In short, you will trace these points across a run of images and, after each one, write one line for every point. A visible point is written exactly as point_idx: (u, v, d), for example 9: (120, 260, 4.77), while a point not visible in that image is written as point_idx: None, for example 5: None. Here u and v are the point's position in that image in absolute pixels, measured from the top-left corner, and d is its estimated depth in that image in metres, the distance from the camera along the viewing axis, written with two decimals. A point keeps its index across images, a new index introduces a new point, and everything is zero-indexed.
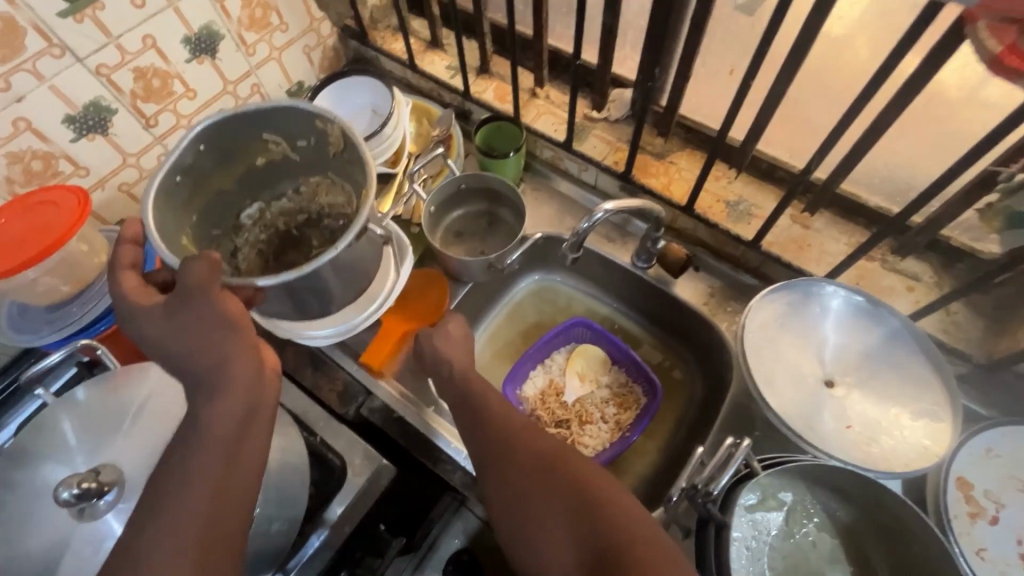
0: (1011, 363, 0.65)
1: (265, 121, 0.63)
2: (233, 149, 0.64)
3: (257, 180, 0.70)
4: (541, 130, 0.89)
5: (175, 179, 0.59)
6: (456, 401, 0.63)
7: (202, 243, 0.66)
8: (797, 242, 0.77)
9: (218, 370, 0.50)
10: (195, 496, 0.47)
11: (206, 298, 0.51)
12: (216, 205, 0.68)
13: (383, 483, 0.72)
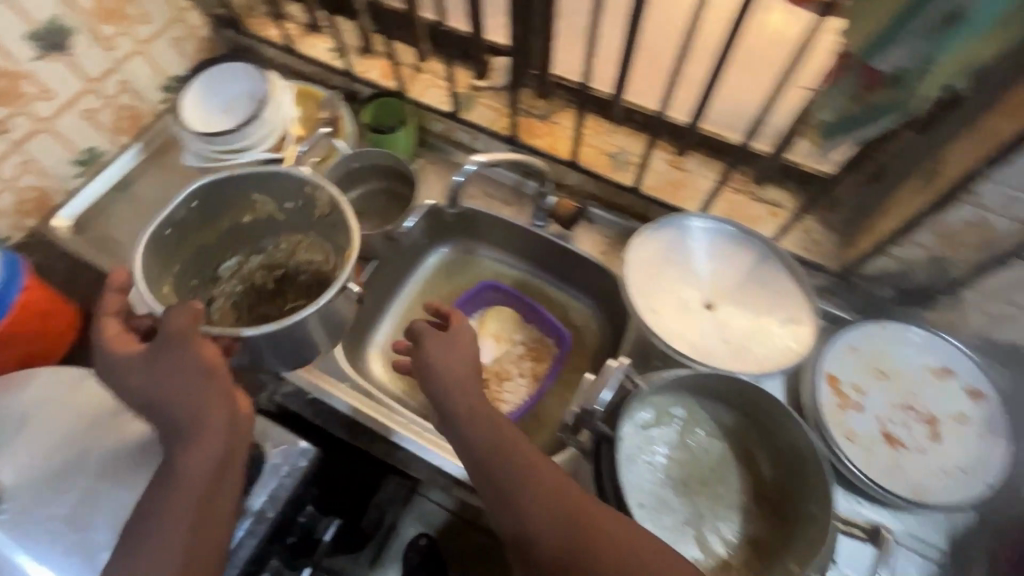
0: (858, 267, 0.74)
1: (256, 184, 0.73)
2: (223, 208, 0.75)
3: (241, 236, 0.79)
4: (429, 104, 0.90)
5: (165, 230, 0.70)
6: (450, 406, 0.58)
7: (180, 292, 0.74)
8: (674, 184, 0.82)
9: (195, 420, 0.52)
10: (172, 539, 0.48)
11: (187, 348, 0.54)
12: (197, 258, 0.76)
13: (304, 466, 0.72)
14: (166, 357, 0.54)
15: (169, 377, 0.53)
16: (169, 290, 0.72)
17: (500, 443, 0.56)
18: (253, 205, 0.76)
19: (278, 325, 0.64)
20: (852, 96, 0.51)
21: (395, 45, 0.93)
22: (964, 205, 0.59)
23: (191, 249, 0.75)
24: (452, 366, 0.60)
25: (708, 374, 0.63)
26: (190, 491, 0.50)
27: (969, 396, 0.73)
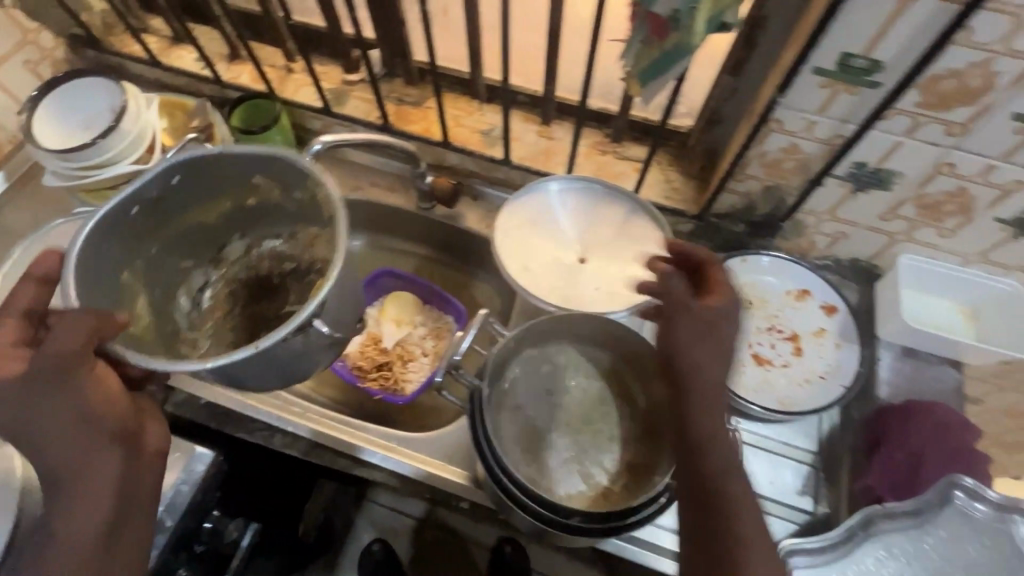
0: (713, 207, 0.79)
1: (258, 166, 0.62)
2: (220, 189, 0.65)
3: (245, 221, 0.71)
4: (302, 102, 0.91)
5: (132, 211, 0.60)
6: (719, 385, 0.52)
7: (164, 273, 0.68)
8: (544, 153, 0.87)
9: (77, 472, 0.48)
10: None
11: (75, 384, 0.48)
12: (194, 237, 0.69)
13: (201, 471, 0.71)
14: (44, 395, 0.48)
15: (49, 422, 0.48)
16: (138, 275, 0.64)
17: (707, 445, 0.50)
18: (257, 188, 0.66)
19: (258, 347, 0.51)
20: (648, 44, 0.56)
21: (262, 49, 0.93)
22: (775, 134, 0.65)
23: (180, 231, 0.68)
24: (708, 354, 0.52)
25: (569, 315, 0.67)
26: (79, 547, 0.47)
27: (825, 312, 0.80)
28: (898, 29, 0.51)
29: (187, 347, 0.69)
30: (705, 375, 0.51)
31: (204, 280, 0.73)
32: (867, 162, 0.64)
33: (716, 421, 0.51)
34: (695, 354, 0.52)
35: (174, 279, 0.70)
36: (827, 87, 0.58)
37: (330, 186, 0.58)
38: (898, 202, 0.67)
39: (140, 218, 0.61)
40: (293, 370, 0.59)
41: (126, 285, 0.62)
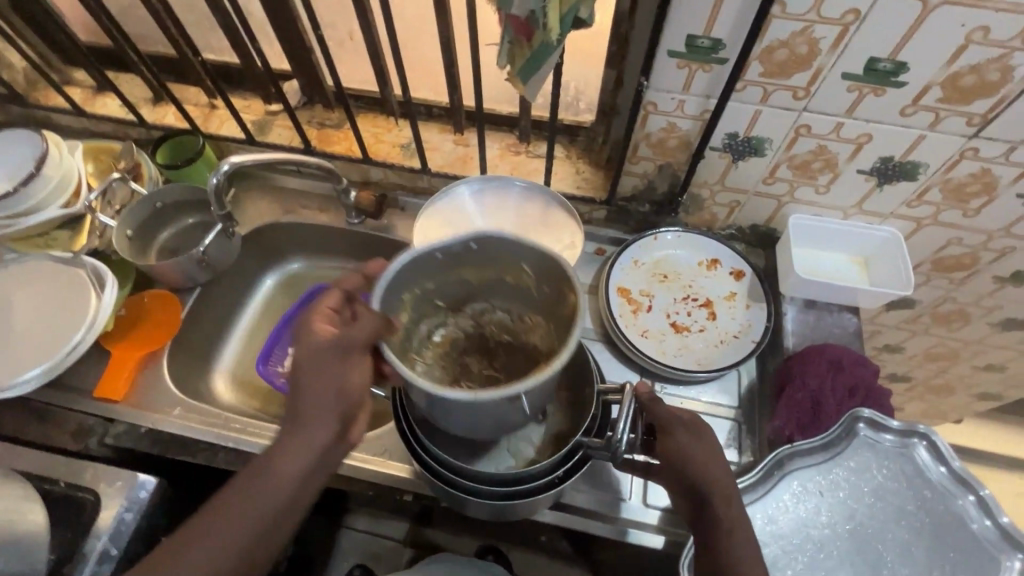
0: (619, 191, 0.85)
1: (535, 260, 0.57)
2: (486, 262, 0.60)
3: (480, 290, 0.65)
4: (226, 135, 0.95)
5: (435, 255, 0.56)
6: (717, 476, 0.56)
7: (416, 308, 0.62)
8: (462, 158, 0.91)
9: (299, 437, 0.53)
10: (234, 539, 0.50)
11: (350, 363, 0.55)
12: (455, 289, 0.64)
13: (145, 497, 0.72)
14: (326, 360, 0.54)
15: (312, 380, 0.54)
16: (411, 300, 0.60)
17: (723, 532, 0.54)
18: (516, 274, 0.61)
19: (496, 394, 0.49)
20: (518, 45, 0.63)
21: (184, 90, 0.98)
22: (653, 116, 0.71)
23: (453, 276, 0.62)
24: (699, 451, 0.57)
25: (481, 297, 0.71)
26: (260, 510, 0.52)
27: (733, 277, 0.85)
28: (725, 10, 0.58)
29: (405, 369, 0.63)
30: (705, 474, 0.56)
31: (436, 317, 0.66)
32: (736, 132, 0.70)
33: (729, 512, 0.55)
34: (690, 457, 0.57)
35: (424, 308, 0.63)
36: (684, 68, 0.64)
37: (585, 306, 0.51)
38: (774, 165, 0.73)
39: (438, 264, 0.57)
40: (490, 423, 0.55)
41: (398, 306, 0.58)
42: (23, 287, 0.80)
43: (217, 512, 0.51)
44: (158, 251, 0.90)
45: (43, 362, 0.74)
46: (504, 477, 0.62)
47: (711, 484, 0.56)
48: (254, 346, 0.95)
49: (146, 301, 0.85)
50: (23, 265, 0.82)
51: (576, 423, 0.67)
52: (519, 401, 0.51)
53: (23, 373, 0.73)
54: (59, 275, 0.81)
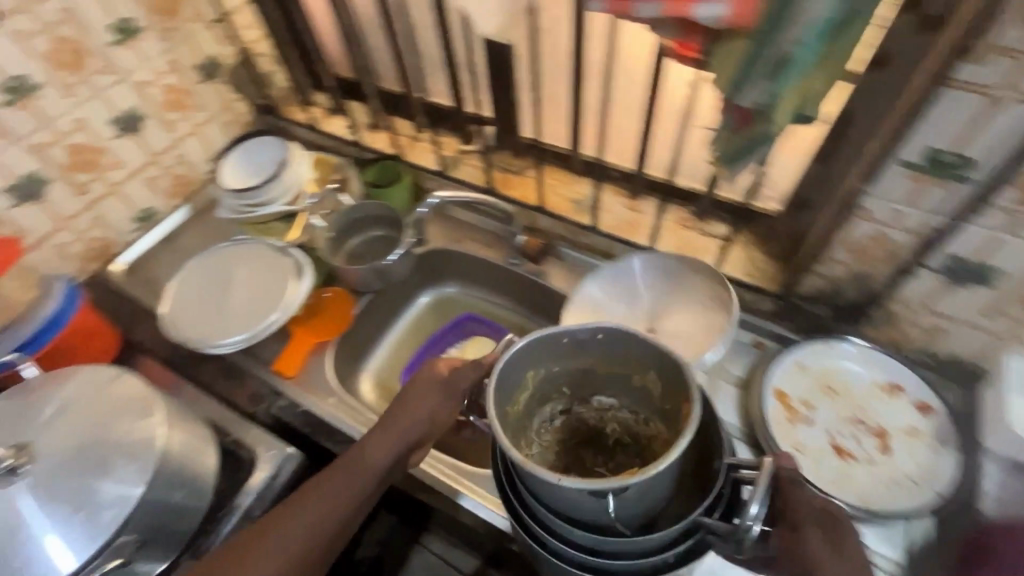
0: (794, 288, 0.81)
1: (657, 360, 0.61)
2: (615, 357, 0.65)
3: (607, 384, 0.69)
4: (425, 164, 1.08)
5: (563, 339, 0.62)
6: None
7: (544, 389, 0.69)
8: (630, 223, 0.93)
9: (387, 441, 0.67)
10: (330, 509, 0.64)
11: (449, 401, 0.70)
12: (582, 380, 0.69)
13: (289, 469, 0.79)
14: (432, 391, 0.70)
15: (416, 402, 0.69)
16: (534, 380, 0.67)
17: None
18: (642, 376, 0.65)
19: (588, 486, 0.50)
20: (731, 132, 0.63)
21: (393, 120, 1.09)
22: (860, 220, 0.67)
23: (583, 369, 0.68)
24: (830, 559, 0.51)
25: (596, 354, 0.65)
26: (351, 491, 0.65)
27: (919, 411, 0.75)
28: (985, 130, 0.53)
29: (525, 444, 0.70)
30: None
31: (562, 401, 0.72)
32: (963, 255, 0.63)
33: None
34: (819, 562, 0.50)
35: (548, 390, 0.70)
36: (913, 180, 0.60)
37: (693, 407, 0.55)
38: (1004, 299, 0.64)
39: (566, 347, 0.64)
40: (573, 506, 0.55)
41: (522, 383, 0.65)
42: (242, 264, 0.95)
43: (325, 485, 0.65)
44: (346, 256, 1.01)
45: (241, 333, 0.87)
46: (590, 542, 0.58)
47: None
48: (398, 358, 1.02)
49: (327, 295, 0.96)
50: (247, 246, 0.97)
51: (694, 501, 0.59)
52: (604, 498, 0.52)
53: (225, 339, 0.86)
54: (271, 260, 0.95)
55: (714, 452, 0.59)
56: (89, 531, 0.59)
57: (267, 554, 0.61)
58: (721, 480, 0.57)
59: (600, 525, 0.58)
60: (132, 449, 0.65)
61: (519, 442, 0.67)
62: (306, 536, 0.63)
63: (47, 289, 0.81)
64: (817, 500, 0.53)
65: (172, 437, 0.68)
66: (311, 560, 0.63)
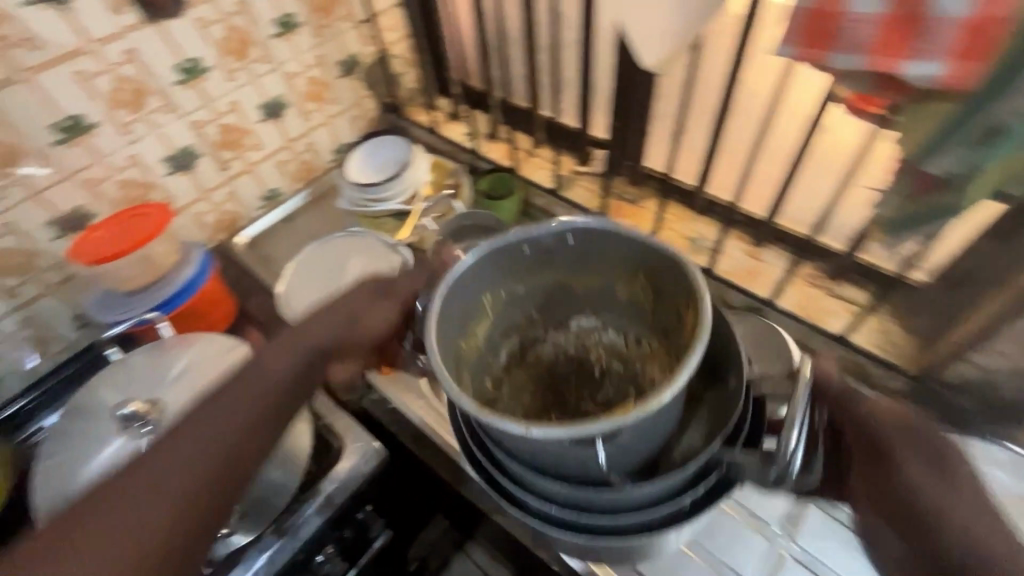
0: (936, 372, 0.72)
1: (639, 257, 0.52)
2: (588, 261, 0.55)
3: (582, 301, 0.61)
4: (538, 180, 1.06)
5: (523, 248, 0.53)
6: (964, 523, 0.41)
7: (507, 313, 0.59)
8: (750, 271, 0.87)
9: (289, 347, 0.60)
10: (244, 414, 0.56)
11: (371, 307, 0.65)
12: (555, 300, 0.60)
13: (373, 465, 0.81)
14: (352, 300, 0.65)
15: (325, 314, 0.63)
16: (492, 303, 0.57)
17: None
18: (630, 281, 0.55)
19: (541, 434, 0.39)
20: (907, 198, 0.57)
21: (515, 133, 1.11)
22: None
23: (552, 284, 0.58)
24: (928, 479, 0.44)
25: (564, 255, 0.55)
26: (262, 398, 0.58)
27: None
28: None
29: (489, 383, 0.58)
30: (946, 510, 0.42)
31: (532, 329, 0.63)
32: None
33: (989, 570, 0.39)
34: (914, 479, 0.44)
35: (512, 316, 0.60)
36: None
37: (704, 318, 0.44)
38: None
39: (528, 257, 0.54)
40: (551, 458, 0.45)
41: (478, 309, 0.55)
42: (353, 258, 0.98)
43: (229, 393, 0.57)
44: None
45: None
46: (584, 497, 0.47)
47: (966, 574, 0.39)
48: None
49: None
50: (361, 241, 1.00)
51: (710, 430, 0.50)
52: (592, 446, 0.41)
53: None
54: (381, 257, 0.97)
55: (729, 360, 0.51)
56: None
57: (179, 470, 0.52)
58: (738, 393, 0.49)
59: (566, 477, 0.46)
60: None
61: (481, 387, 0.56)
62: (223, 447, 0.54)
63: (187, 254, 0.88)
64: (895, 408, 0.48)
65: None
66: (226, 475, 0.54)
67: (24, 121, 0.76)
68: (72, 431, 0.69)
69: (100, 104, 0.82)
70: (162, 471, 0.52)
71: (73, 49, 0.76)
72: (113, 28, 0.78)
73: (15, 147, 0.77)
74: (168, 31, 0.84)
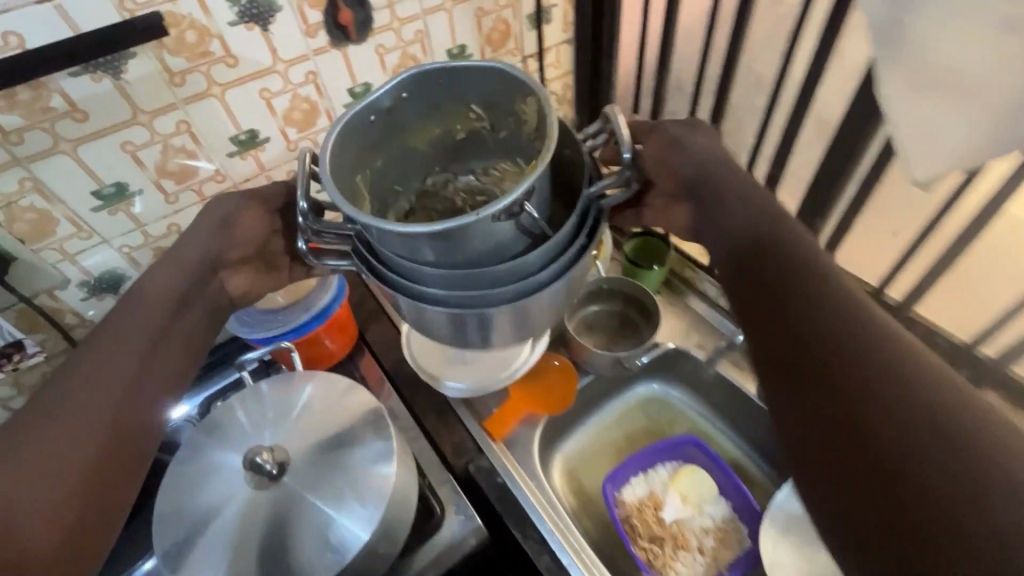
0: None
1: (473, 87, 0.65)
2: (434, 105, 0.67)
3: (443, 151, 0.74)
4: (689, 252, 0.96)
5: (369, 117, 0.62)
6: (745, 184, 0.56)
7: (375, 189, 0.70)
8: None
9: (179, 259, 0.64)
10: (130, 349, 0.58)
11: (250, 218, 0.67)
12: (401, 164, 0.71)
13: (471, 544, 0.74)
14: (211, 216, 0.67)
15: (187, 242, 0.65)
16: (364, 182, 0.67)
17: (811, 282, 0.49)
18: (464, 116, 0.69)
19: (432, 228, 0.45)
20: None
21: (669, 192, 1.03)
22: None
23: (399, 151, 0.70)
24: (701, 147, 0.59)
25: (381, 128, 0.65)
26: (133, 327, 0.59)
27: None
28: None
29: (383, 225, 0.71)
30: (711, 160, 0.58)
31: (402, 198, 0.75)
32: None
33: (786, 255, 0.51)
34: (691, 143, 0.59)
35: (382, 195, 0.72)
36: None
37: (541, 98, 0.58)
38: None
39: (373, 125, 0.63)
40: (481, 255, 0.51)
41: (355, 187, 0.65)
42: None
43: (104, 335, 0.59)
44: (576, 321, 0.95)
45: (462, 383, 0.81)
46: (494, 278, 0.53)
47: (842, 338, 0.45)
48: (596, 448, 0.92)
49: (553, 366, 0.88)
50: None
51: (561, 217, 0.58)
52: (450, 237, 0.48)
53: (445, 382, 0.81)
54: None
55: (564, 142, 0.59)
56: (314, 560, 0.63)
57: (77, 397, 0.55)
58: (589, 156, 0.57)
59: (473, 261, 0.52)
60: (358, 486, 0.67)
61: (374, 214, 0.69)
62: (113, 388, 0.56)
63: (325, 277, 0.84)
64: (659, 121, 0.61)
65: (397, 484, 0.68)
66: (144, 408, 0.58)
67: (208, 131, 0.77)
68: (198, 454, 0.71)
69: (275, 121, 0.82)
70: (65, 406, 0.54)
71: (263, 68, 0.76)
72: (303, 49, 0.78)
73: (195, 155, 0.78)
74: (350, 55, 0.83)
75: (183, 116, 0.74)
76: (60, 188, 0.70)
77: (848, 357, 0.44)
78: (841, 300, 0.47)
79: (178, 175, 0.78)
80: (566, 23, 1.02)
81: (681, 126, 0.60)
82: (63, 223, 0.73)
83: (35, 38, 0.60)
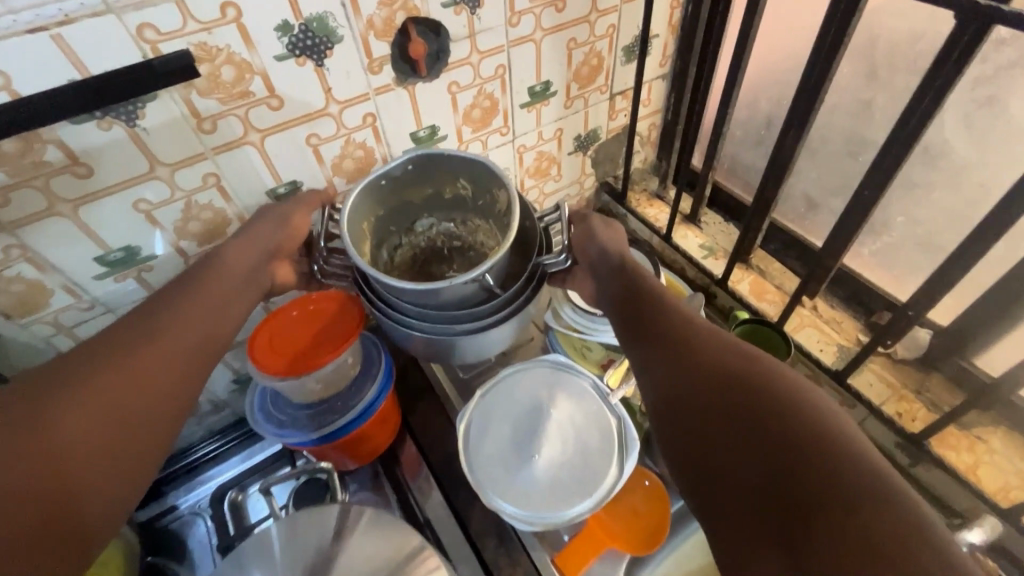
0: None
1: (468, 168, 0.58)
2: (434, 171, 0.59)
3: (429, 204, 0.65)
4: (804, 345, 0.79)
5: (381, 181, 0.57)
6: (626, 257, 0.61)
7: (374, 235, 0.63)
8: None
9: (253, 241, 0.59)
10: (198, 306, 0.53)
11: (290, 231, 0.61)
12: (401, 210, 0.64)
13: None
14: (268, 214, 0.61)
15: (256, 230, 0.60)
16: (369, 230, 0.61)
17: (699, 336, 0.50)
18: (455, 183, 0.61)
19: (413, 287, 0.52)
20: None
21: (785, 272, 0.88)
22: None
23: (397, 202, 0.62)
24: (611, 239, 0.64)
25: (387, 187, 0.59)
26: (205, 292, 0.54)
27: None
28: None
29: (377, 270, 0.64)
30: (616, 243, 0.63)
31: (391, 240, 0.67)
32: None
33: (674, 313, 0.54)
34: (601, 239, 0.64)
35: (378, 239, 0.64)
36: None
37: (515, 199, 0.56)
38: None
39: (384, 187, 0.58)
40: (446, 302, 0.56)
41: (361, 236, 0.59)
42: (562, 400, 0.72)
43: (175, 294, 0.54)
44: None
45: (519, 506, 0.65)
46: (459, 315, 0.58)
47: (708, 360, 0.48)
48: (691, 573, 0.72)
49: (645, 487, 0.71)
50: (573, 379, 0.73)
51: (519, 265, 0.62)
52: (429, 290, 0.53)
53: (497, 502, 0.66)
54: (589, 413, 0.71)
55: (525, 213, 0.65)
56: None
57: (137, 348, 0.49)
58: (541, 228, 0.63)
59: (446, 305, 0.57)
60: (399, 543, 0.59)
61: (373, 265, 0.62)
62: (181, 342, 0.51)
63: (368, 365, 0.71)
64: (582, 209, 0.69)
65: None
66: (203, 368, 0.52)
67: (241, 186, 0.62)
68: None
69: (322, 172, 0.67)
70: (125, 352, 0.48)
71: (314, 110, 0.61)
72: (364, 88, 0.63)
73: (223, 213, 0.63)
74: (418, 94, 0.67)
75: (213, 168, 0.59)
76: (56, 255, 0.56)
77: (701, 400, 0.45)
78: (678, 338, 0.51)
79: (202, 236, 0.64)
80: (666, 57, 0.85)
81: (598, 223, 0.65)
82: (59, 294, 0.59)
83: (28, 79, 0.45)
